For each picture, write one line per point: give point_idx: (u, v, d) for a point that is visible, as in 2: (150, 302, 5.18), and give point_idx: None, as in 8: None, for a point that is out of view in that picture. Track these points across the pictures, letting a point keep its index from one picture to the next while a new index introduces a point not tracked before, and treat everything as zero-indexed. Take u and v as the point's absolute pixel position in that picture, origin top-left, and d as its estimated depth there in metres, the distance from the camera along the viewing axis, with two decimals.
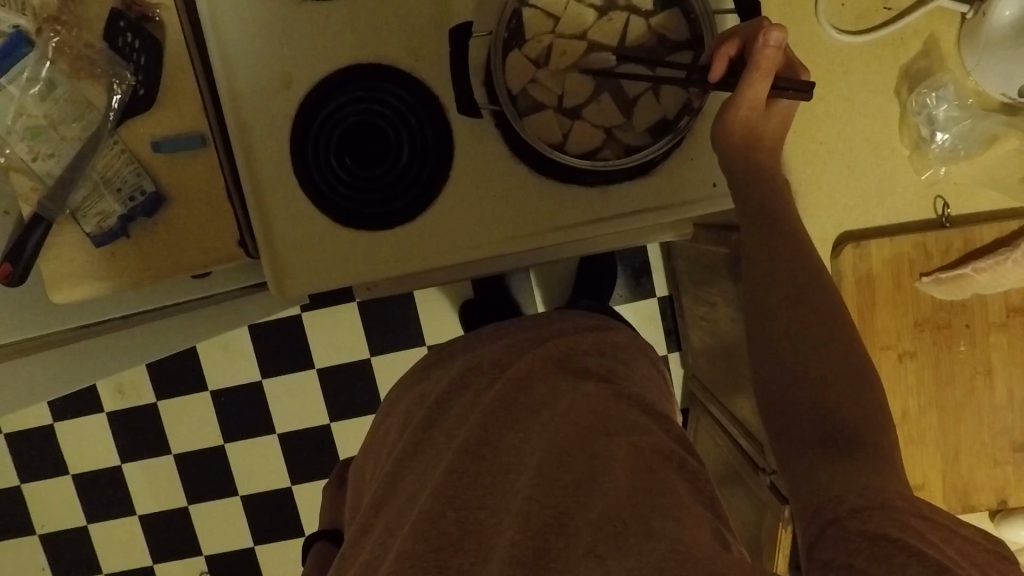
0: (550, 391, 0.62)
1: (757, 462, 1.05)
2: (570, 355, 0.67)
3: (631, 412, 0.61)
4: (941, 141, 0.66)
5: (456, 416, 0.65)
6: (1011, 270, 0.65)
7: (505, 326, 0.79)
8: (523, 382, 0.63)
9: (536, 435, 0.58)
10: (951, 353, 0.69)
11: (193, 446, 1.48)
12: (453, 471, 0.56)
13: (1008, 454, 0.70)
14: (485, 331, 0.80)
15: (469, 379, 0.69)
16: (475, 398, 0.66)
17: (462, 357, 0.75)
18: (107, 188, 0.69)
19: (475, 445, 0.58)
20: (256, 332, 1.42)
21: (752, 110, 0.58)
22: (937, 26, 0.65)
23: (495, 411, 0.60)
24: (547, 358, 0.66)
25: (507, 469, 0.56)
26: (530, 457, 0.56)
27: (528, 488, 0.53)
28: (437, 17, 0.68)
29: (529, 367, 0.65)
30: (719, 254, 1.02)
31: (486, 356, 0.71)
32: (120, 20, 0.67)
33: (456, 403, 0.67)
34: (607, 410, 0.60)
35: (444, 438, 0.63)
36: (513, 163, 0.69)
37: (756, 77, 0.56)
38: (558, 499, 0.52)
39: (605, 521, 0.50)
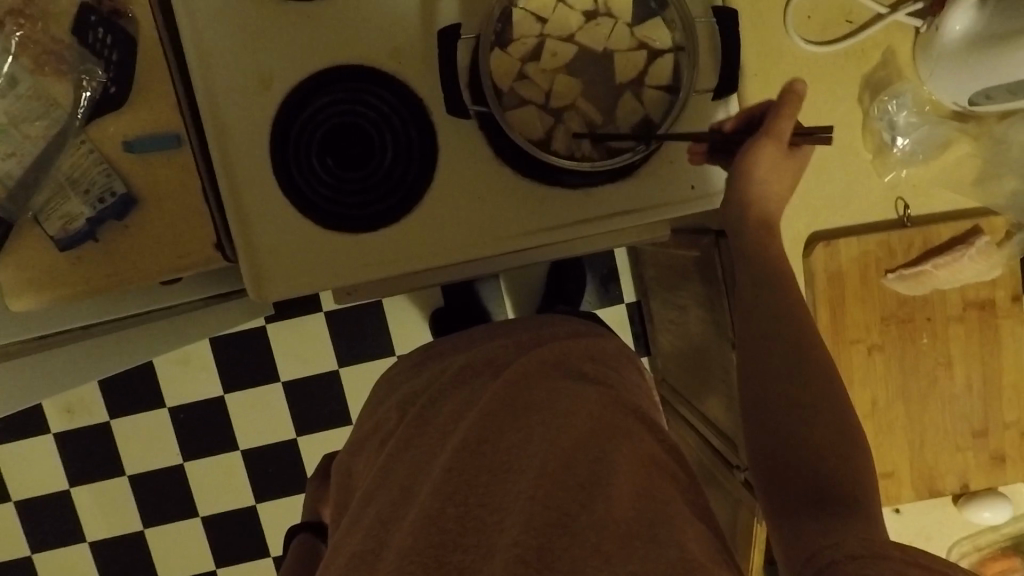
0: (549, 391, 0.61)
1: (729, 460, 1.08)
2: (565, 358, 0.67)
3: (629, 417, 0.61)
4: (902, 145, 0.70)
5: (450, 413, 0.64)
6: (966, 266, 0.70)
7: (494, 328, 0.79)
8: (523, 382, 0.62)
9: (537, 435, 0.56)
10: (915, 345, 0.73)
11: (150, 466, 1.41)
12: (452, 470, 0.55)
13: (969, 441, 0.74)
14: (473, 332, 0.80)
15: (463, 379, 0.69)
16: (471, 395, 0.65)
17: (454, 357, 0.74)
18: (73, 189, 0.66)
19: (474, 441, 0.57)
20: (220, 345, 1.38)
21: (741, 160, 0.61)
22: (894, 39, 0.69)
23: (495, 409, 0.59)
24: (543, 362, 0.65)
25: (507, 466, 0.55)
26: (532, 454, 0.55)
27: (531, 488, 0.51)
28: (422, 19, 0.68)
29: (525, 369, 0.64)
30: (690, 258, 1.05)
31: (477, 356, 0.71)
32: (92, 15, 0.65)
33: (450, 399, 0.67)
34: (608, 411, 0.60)
35: (438, 433, 0.62)
36: (497, 166, 0.70)
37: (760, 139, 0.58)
38: (561, 502, 0.51)
39: (607, 521, 0.49)
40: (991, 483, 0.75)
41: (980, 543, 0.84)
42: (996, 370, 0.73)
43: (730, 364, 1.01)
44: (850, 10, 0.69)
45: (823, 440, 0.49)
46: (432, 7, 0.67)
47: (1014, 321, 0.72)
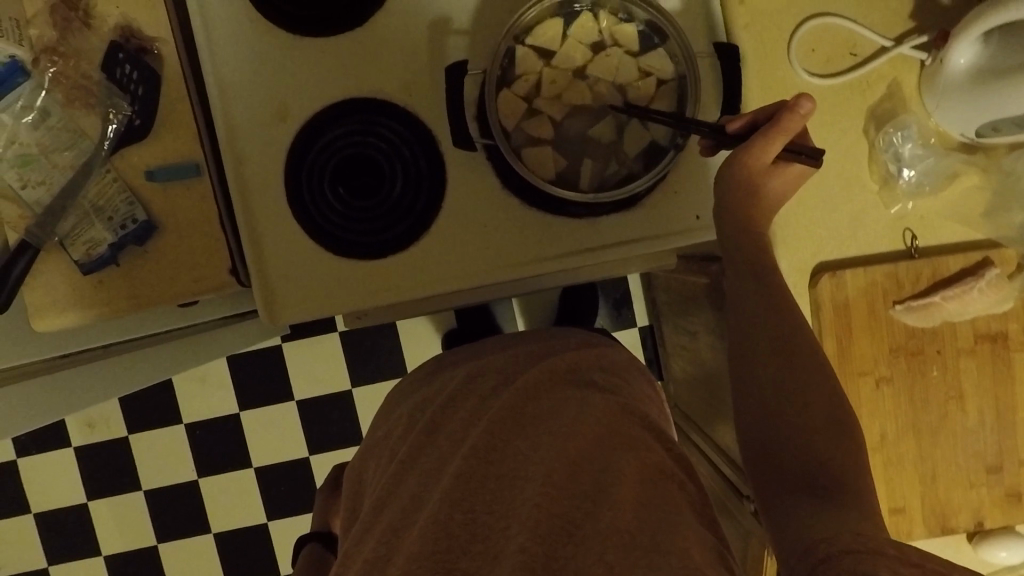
0: (558, 401, 0.61)
1: (741, 490, 1.07)
2: (573, 368, 0.68)
3: (637, 427, 0.60)
4: (907, 177, 0.70)
5: (459, 423, 0.65)
6: (975, 298, 0.69)
7: (506, 339, 0.80)
8: (532, 394, 0.63)
9: (544, 443, 0.56)
10: (925, 378, 0.72)
11: (165, 481, 1.43)
12: (460, 476, 0.55)
13: (983, 477, 0.73)
14: (485, 343, 0.81)
15: (473, 387, 0.70)
16: (480, 406, 0.66)
17: (465, 366, 0.76)
18: (97, 217, 0.69)
19: (483, 450, 0.57)
20: (237, 363, 1.41)
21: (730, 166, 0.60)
22: (900, 72, 0.70)
23: (503, 420, 0.60)
24: (552, 372, 0.66)
25: (514, 473, 0.55)
26: (539, 462, 0.55)
27: (537, 495, 0.51)
28: (432, 54, 0.70)
29: (534, 380, 0.65)
30: (700, 284, 1.05)
31: (487, 368, 0.72)
32: (120, 52, 0.68)
33: (459, 409, 0.67)
34: (615, 422, 0.60)
35: (447, 443, 0.63)
36: (505, 196, 0.71)
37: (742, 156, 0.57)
38: (567, 509, 0.50)
39: (613, 531, 0.49)
40: (1007, 521, 0.73)
41: None
42: (1010, 404, 0.72)
43: None
44: (855, 43, 0.69)
45: (825, 456, 0.49)
46: (442, 43, 0.70)
47: None
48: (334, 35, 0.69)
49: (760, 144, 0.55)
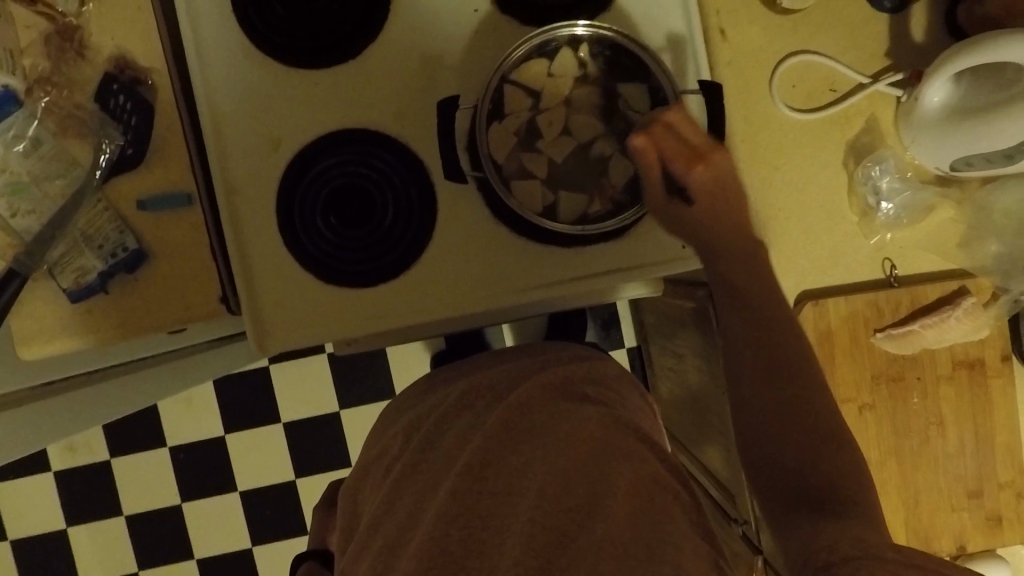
0: (550, 417, 0.61)
1: (728, 512, 1.09)
2: (566, 382, 0.67)
3: (631, 439, 0.60)
4: (886, 210, 0.72)
5: (453, 440, 0.64)
6: (953, 326, 0.71)
7: (501, 355, 0.80)
8: (524, 409, 0.63)
9: (538, 459, 0.56)
10: (906, 404, 0.73)
11: (148, 506, 1.41)
12: (455, 493, 0.55)
13: (964, 501, 0.74)
14: (486, 355, 0.82)
15: (469, 404, 0.70)
16: (473, 422, 0.66)
17: (461, 381, 0.76)
18: (87, 245, 0.69)
19: (477, 466, 0.57)
20: (223, 386, 1.40)
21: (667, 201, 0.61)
22: (876, 107, 0.73)
23: (497, 435, 0.60)
24: (546, 386, 0.66)
25: (509, 490, 0.55)
26: (533, 477, 0.55)
27: (531, 509, 0.52)
28: (424, 86, 0.71)
29: (529, 394, 0.65)
30: (686, 308, 1.07)
31: (481, 383, 0.72)
32: (114, 83, 0.68)
33: (453, 426, 0.67)
34: (608, 435, 0.59)
35: (443, 459, 0.63)
36: (494, 225, 0.72)
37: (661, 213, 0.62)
38: (561, 522, 0.51)
39: (606, 542, 0.49)
40: (989, 544, 0.75)
41: None
42: (989, 428, 0.73)
43: (727, 414, 1.01)
44: (834, 79, 0.72)
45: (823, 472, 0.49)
46: (435, 76, 0.71)
47: (1003, 380, 0.73)
48: (328, 68, 0.71)
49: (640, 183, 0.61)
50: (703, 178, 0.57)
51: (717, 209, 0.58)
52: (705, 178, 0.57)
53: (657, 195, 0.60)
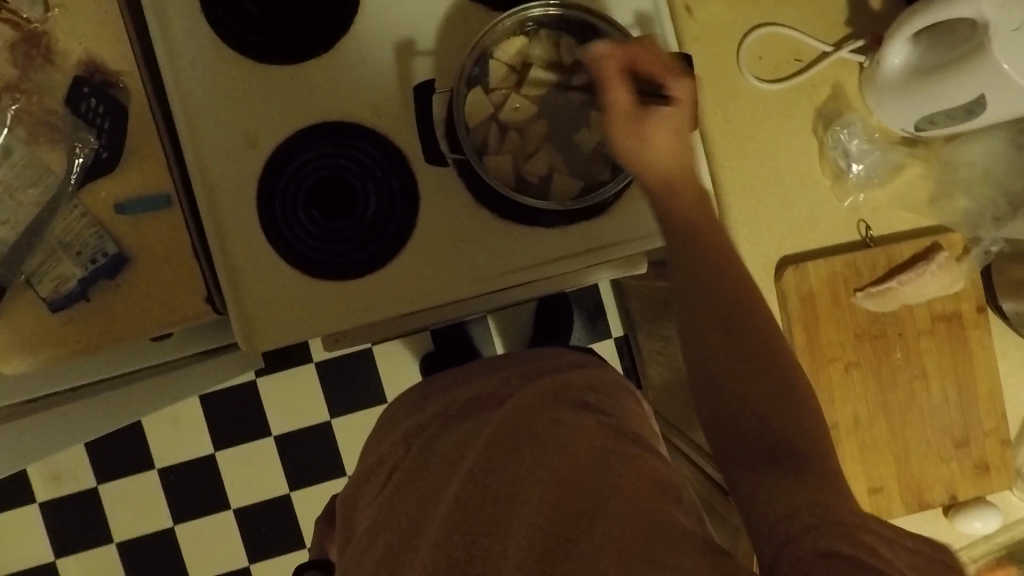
0: (550, 422, 0.60)
1: (725, 486, 1.10)
2: (566, 389, 0.66)
3: (631, 443, 0.58)
4: (857, 171, 0.74)
5: (454, 444, 0.65)
6: (929, 280, 0.73)
7: (496, 362, 0.81)
8: (525, 414, 0.62)
9: (540, 466, 0.56)
10: (890, 360, 0.75)
11: (138, 531, 1.38)
12: (459, 501, 0.56)
13: (952, 451, 0.76)
14: (478, 366, 0.82)
15: (469, 412, 0.70)
16: (474, 427, 0.66)
17: (458, 390, 0.76)
18: (65, 253, 0.68)
19: (480, 474, 0.58)
20: (210, 401, 1.37)
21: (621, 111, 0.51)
22: (841, 74, 0.75)
23: (499, 442, 0.60)
24: (545, 393, 0.65)
25: (512, 497, 0.55)
26: (535, 483, 0.55)
27: (534, 516, 0.51)
28: (400, 76, 0.72)
29: (528, 401, 0.64)
30: (671, 289, 1.08)
31: (483, 391, 0.72)
32: (85, 86, 0.68)
33: (454, 432, 0.67)
34: (610, 439, 0.58)
35: (445, 466, 0.63)
36: (476, 210, 0.73)
37: (612, 85, 0.51)
38: (564, 528, 0.50)
39: (610, 542, 0.48)
40: (979, 492, 0.76)
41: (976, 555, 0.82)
42: (971, 380, 0.75)
43: None
44: (798, 49, 0.74)
45: None
46: (409, 65, 0.72)
47: (980, 331, 0.75)
48: (302, 63, 0.71)
49: (608, 88, 0.51)
50: (683, 90, 0.52)
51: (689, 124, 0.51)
52: (681, 91, 0.52)
53: (626, 104, 0.51)
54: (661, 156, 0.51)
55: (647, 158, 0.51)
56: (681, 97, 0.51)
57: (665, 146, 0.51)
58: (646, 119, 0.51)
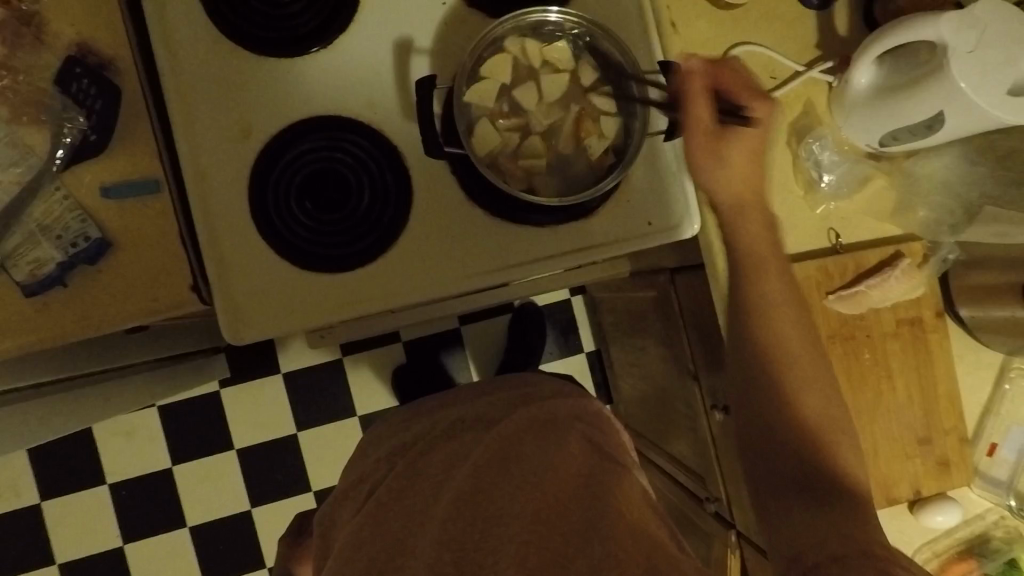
0: (540, 447, 0.60)
1: (699, 494, 1.13)
2: (555, 417, 0.66)
3: (611, 469, 0.61)
4: (828, 181, 0.79)
5: (441, 465, 0.64)
6: (894, 284, 0.78)
7: (482, 388, 0.80)
8: (514, 439, 0.62)
9: (528, 484, 0.55)
10: (859, 361, 0.79)
11: (83, 551, 1.30)
12: (448, 520, 0.54)
13: (916, 448, 0.80)
14: (463, 391, 0.81)
15: (455, 434, 0.69)
16: (461, 450, 0.65)
17: (442, 414, 0.75)
18: (45, 235, 0.66)
19: (470, 492, 0.56)
20: (171, 411, 1.32)
21: (697, 127, 0.61)
22: (812, 92, 0.80)
23: (487, 463, 0.59)
24: (533, 420, 0.65)
25: (500, 514, 0.54)
26: (523, 502, 0.54)
27: (524, 534, 0.51)
28: (397, 73, 0.73)
29: (517, 426, 0.63)
30: (647, 300, 1.11)
31: (469, 415, 0.71)
32: (77, 67, 0.67)
33: (438, 455, 0.66)
34: (594, 467, 0.60)
35: (432, 486, 0.62)
36: (469, 207, 0.74)
37: (696, 102, 0.61)
38: (555, 546, 0.50)
39: (605, 560, 0.48)
40: (941, 487, 0.81)
41: (937, 548, 0.85)
42: (932, 380, 0.80)
43: (692, 400, 1.04)
44: (774, 67, 0.79)
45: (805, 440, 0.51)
46: (407, 63, 0.73)
47: (939, 335, 0.80)
48: (300, 56, 0.72)
49: (688, 106, 0.61)
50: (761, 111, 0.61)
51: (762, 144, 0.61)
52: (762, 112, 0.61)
53: (706, 122, 0.61)
54: (736, 167, 0.61)
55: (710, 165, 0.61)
56: (761, 118, 0.61)
57: (737, 158, 0.61)
58: (721, 135, 0.61)
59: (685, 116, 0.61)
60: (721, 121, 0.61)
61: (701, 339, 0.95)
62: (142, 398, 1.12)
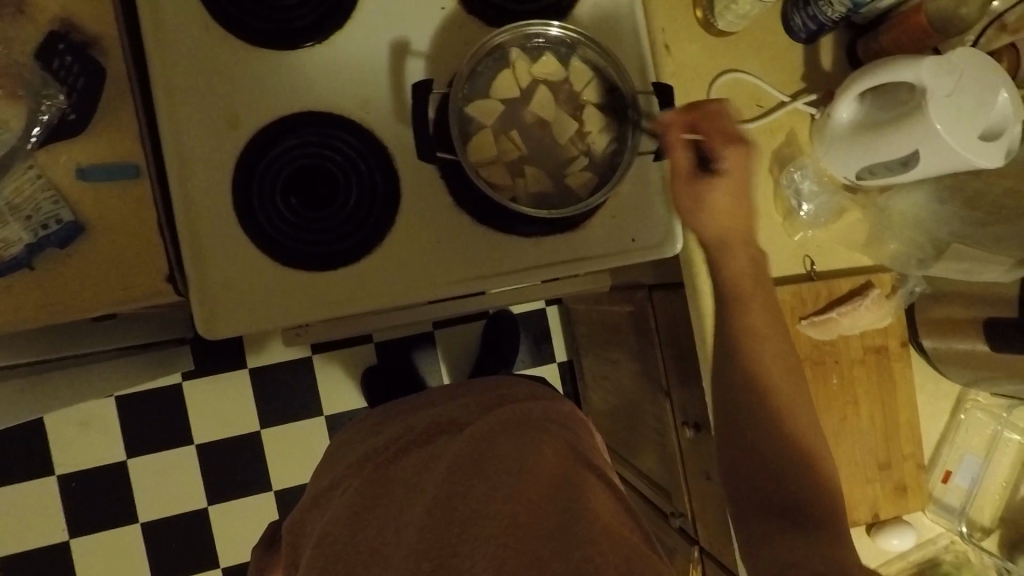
0: (514, 448, 0.61)
1: (663, 509, 1.14)
2: (527, 418, 0.67)
3: (587, 473, 0.61)
4: (806, 211, 0.82)
5: (415, 468, 0.64)
6: (863, 313, 0.80)
7: (453, 390, 0.80)
8: (488, 440, 0.62)
9: (502, 484, 0.56)
10: (827, 385, 0.81)
11: (25, 544, 1.24)
12: (425, 529, 0.54)
13: (876, 473, 0.83)
14: (434, 394, 0.81)
15: (429, 437, 0.68)
16: (434, 454, 0.65)
17: (414, 417, 0.74)
18: (13, 215, 0.63)
19: (445, 498, 0.56)
20: (129, 402, 1.28)
21: (676, 173, 0.66)
22: (795, 123, 0.83)
23: (462, 466, 0.59)
24: (505, 421, 0.65)
25: (476, 515, 0.54)
26: (498, 504, 0.54)
27: (499, 534, 0.51)
28: (392, 74, 0.72)
29: (489, 427, 0.64)
30: (623, 314, 1.12)
31: (442, 417, 0.71)
32: (60, 43, 0.65)
33: (411, 461, 0.66)
34: (568, 470, 0.60)
35: (405, 492, 0.61)
36: (457, 214, 0.74)
37: (674, 149, 0.66)
38: (529, 548, 0.51)
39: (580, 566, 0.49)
40: (897, 511, 0.83)
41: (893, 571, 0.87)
42: (894, 406, 0.83)
43: (661, 415, 1.06)
44: (761, 96, 0.81)
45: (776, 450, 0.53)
46: (402, 65, 0.73)
47: (902, 364, 0.84)
48: (270, 49, 0.70)
49: (669, 154, 0.66)
50: (736, 158, 0.65)
51: (737, 190, 0.65)
52: (735, 161, 0.65)
53: (683, 170, 0.66)
54: (716, 211, 0.66)
55: (705, 210, 0.66)
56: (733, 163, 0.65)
57: (723, 202, 0.65)
58: (699, 182, 0.65)
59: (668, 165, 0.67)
60: (697, 168, 0.66)
61: (676, 357, 0.96)
62: (104, 390, 1.08)
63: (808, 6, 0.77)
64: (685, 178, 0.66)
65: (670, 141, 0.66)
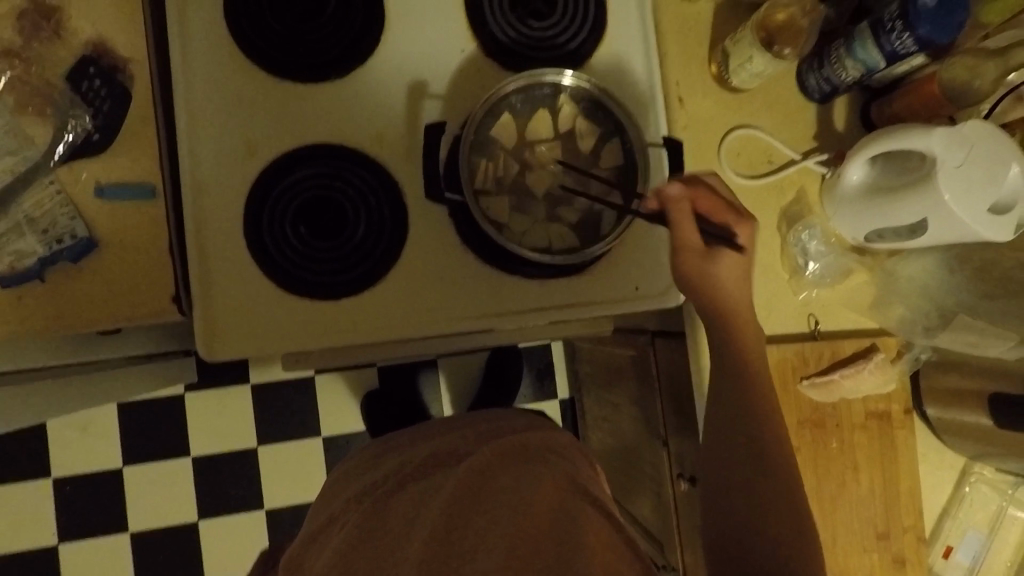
0: (511, 481, 0.60)
1: (656, 560, 1.12)
2: (526, 448, 0.66)
3: (586, 505, 0.60)
4: (813, 269, 0.81)
5: (411, 498, 0.63)
6: (867, 377, 0.79)
7: (451, 423, 0.80)
8: (487, 472, 0.61)
9: (498, 520, 0.55)
10: (826, 448, 0.80)
11: (14, 546, 1.24)
12: (423, 563, 0.52)
13: (874, 542, 0.80)
14: (433, 426, 0.81)
15: (428, 470, 0.68)
16: (432, 487, 0.64)
17: (415, 449, 0.74)
18: (30, 228, 0.65)
19: (442, 531, 0.55)
20: (130, 411, 1.28)
21: (686, 247, 0.64)
22: (805, 181, 0.83)
23: (458, 497, 0.58)
24: (503, 453, 0.64)
25: (473, 552, 0.52)
26: (495, 542, 0.53)
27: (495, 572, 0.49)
28: (408, 111, 0.74)
29: (487, 459, 0.63)
30: (626, 357, 1.11)
31: (441, 450, 0.70)
32: (91, 66, 0.67)
33: (409, 493, 0.65)
34: (566, 502, 0.59)
35: (401, 524, 0.60)
36: (463, 252, 0.74)
37: (683, 224, 0.64)
38: None
39: None
40: None
41: None
42: (895, 475, 0.81)
43: (658, 463, 1.04)
44: (772, 152, 0.82)
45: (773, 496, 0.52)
46: (418, 103, 0.74)
47: (905, 432, 0.82)
48: (286, 80, 0.72)
49: (678, 229, 0.64)
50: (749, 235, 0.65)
51: (746, 262, 0.64)
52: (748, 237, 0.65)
53: (694, 247, 0.64)
54: (728, 284, 0.64)
55: (713, 284, 0.64)
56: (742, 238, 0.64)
57: (734, 277, 0.64)
58: (712, 256, 0.63)
59: (677, 242, 0.64)
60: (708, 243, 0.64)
61: (675, 406, 0.95)
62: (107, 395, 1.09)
63: (821, 68, 0.78)
64: (700, 254, 0.63)
65: (683, 216, 0.64)
